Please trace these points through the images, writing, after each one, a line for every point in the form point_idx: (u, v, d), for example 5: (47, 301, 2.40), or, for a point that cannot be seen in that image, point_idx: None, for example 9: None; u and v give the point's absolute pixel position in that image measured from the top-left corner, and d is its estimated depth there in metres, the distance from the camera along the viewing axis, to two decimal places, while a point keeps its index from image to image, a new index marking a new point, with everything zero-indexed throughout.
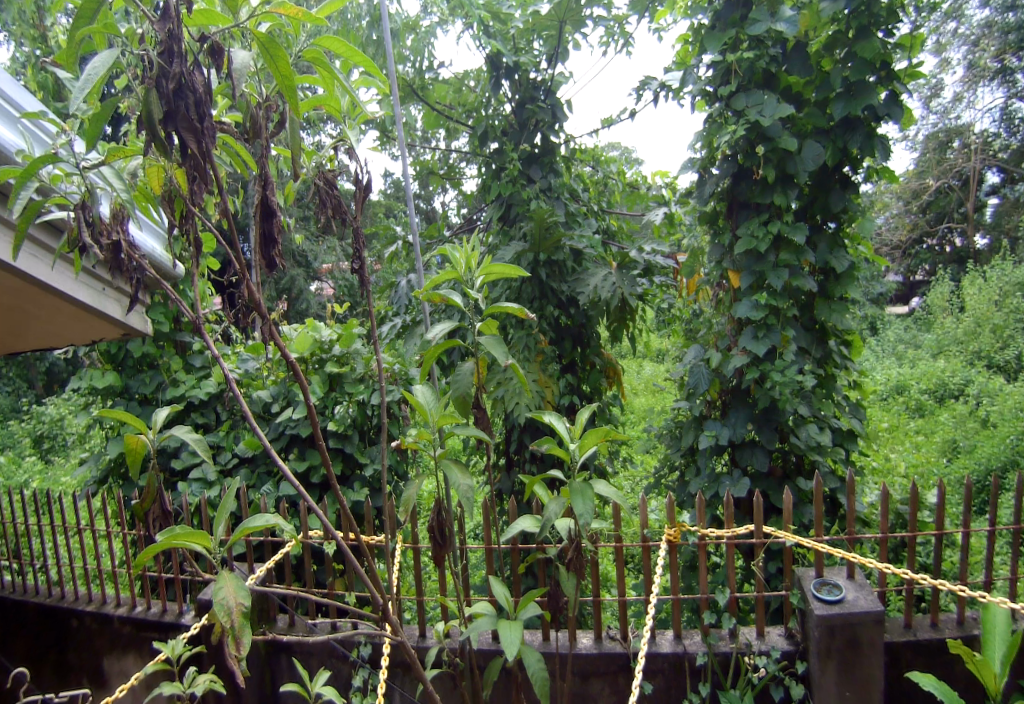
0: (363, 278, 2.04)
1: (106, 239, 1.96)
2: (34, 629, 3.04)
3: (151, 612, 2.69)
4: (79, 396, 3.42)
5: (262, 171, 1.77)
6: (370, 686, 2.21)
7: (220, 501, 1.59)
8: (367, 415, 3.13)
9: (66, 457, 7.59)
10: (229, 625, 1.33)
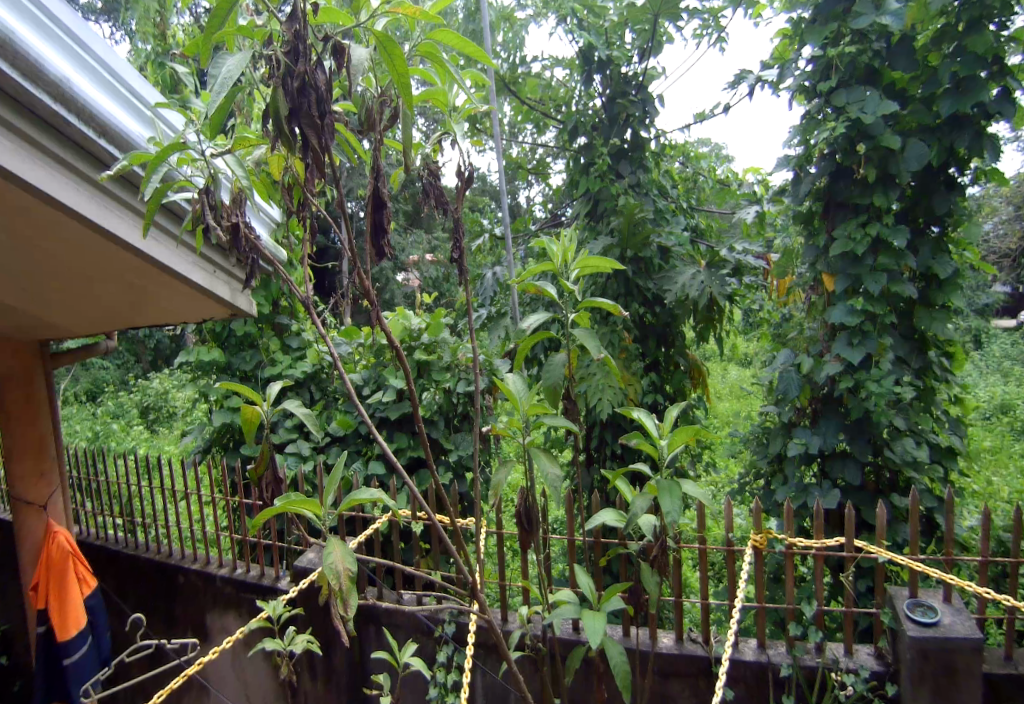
0: (461, 265, 2.10)
1: (227, 221, 2.10)
2: (146, 583, 3.28)
3: (250, 575, 2.86)
4: (188, 371, 3.66)
5: (374, 163, 1.84)
6: (455, 663, 2.26)
7: (330, 469, 1.72)
8: (454, 402, 3.19)
9: (170, 429, 8.10)
10: (339, 585, 1.42)
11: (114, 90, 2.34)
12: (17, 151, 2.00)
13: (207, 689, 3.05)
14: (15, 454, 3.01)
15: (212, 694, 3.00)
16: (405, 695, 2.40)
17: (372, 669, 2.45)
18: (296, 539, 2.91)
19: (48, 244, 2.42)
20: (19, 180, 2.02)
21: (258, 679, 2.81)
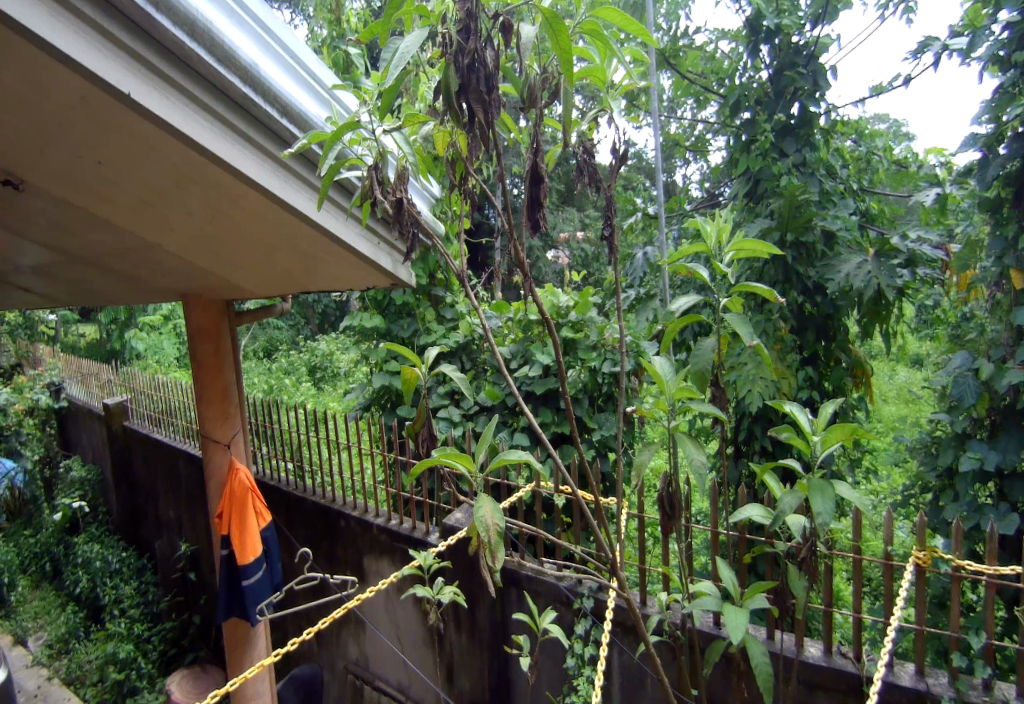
0: (612, 244, 2.07)
1: (392, 196, 2.05)
2: (314, 523, 3.63)
3: (403, 527, 3.07)
4: (353, 335, 3.96)
5: (535, 139, 1.83)
6: (592, 638, 2.29)
7: (482, 429, 1.78)
8: (599, 381, 3.19)
9: (335, 385, 8.73)
10: (488, 539, 1.49)
11: (298, 76, 2.23)
12: (211, 127, 1.92)
13: (362, 624, 3.35)
14: (204, 401, 2.97)
15: (367, 629, 3.28)
16: (543, 660, 2.49)
17: (512, 629, 2.56)
18: (445, 499, 3.08)
19: (233, 218, 2.26)
20: (211, 156, 1.95)
21: (407, 621, 3.04)
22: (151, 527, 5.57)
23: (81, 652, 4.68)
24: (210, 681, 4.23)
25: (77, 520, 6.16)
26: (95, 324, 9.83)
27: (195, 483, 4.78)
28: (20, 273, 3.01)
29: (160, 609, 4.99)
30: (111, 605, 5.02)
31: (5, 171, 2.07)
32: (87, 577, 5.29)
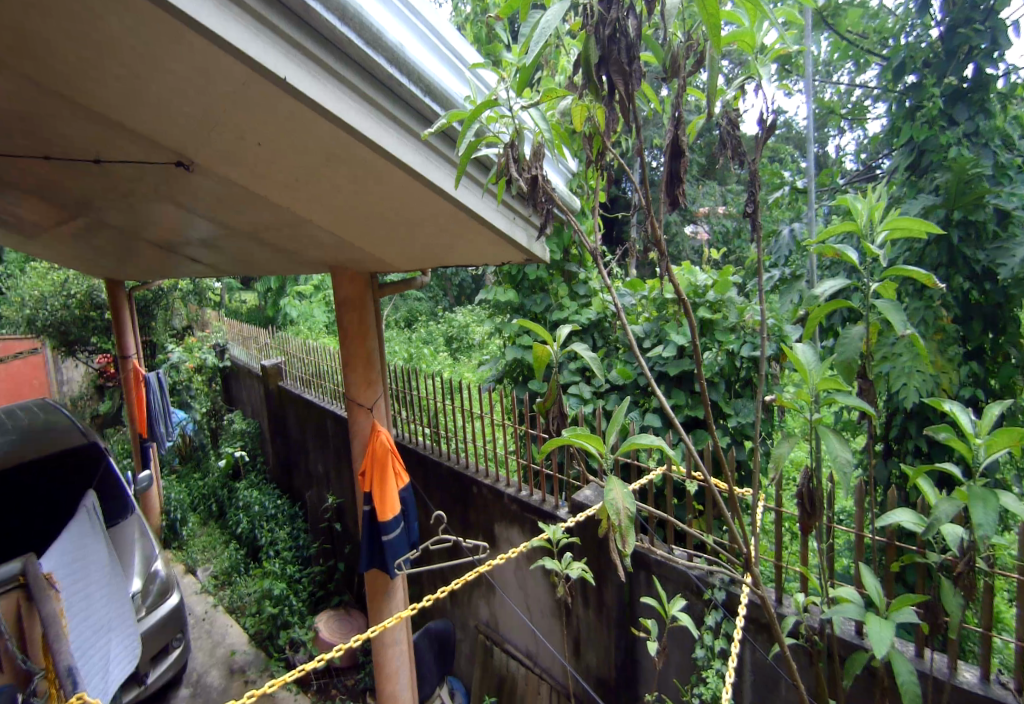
0: (756, 222, 1.95)
1: (528, 173, 2.00)
2: (449, 487, 3.81)
3: (534, 499, 3.16)
4: (488, 308, 4.05)
5: (676, 108, 1.67)
6: (723, 630, 2.24)
7: (615, 409, 1.74)
8: (738, 365, 3.08)
9: (470, 356, 8.54)
10: (619, 522, 1.47)
11: (440, 52, 2.20)
12: (360, 108, 1.92)
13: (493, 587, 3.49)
14: (351, 363, 3.15)
15: (498, 594, 3.42)
16: (673, 645, 2.47)
17: (641, 611, 2.56)
18: (575, 474, 3.12)
19: (381, 195, 2.25)
20: (360, 136, 1.95)
21: (536, 591, 3.13)
22: (301, 478, 6.08)
23: (241, 585, 5.14)
24: (352, 624, 4.60)
25: (239, 467, 6.86)
26: (254, 293, 10.79)
27: (340, 441, 5.15)
28: (193, 243, 3.27)
29: (309, 554, 5.46)
30: (267, 547, 5.52)
31: (177, 154, 2.14)
32: (247, 520, 5.87)
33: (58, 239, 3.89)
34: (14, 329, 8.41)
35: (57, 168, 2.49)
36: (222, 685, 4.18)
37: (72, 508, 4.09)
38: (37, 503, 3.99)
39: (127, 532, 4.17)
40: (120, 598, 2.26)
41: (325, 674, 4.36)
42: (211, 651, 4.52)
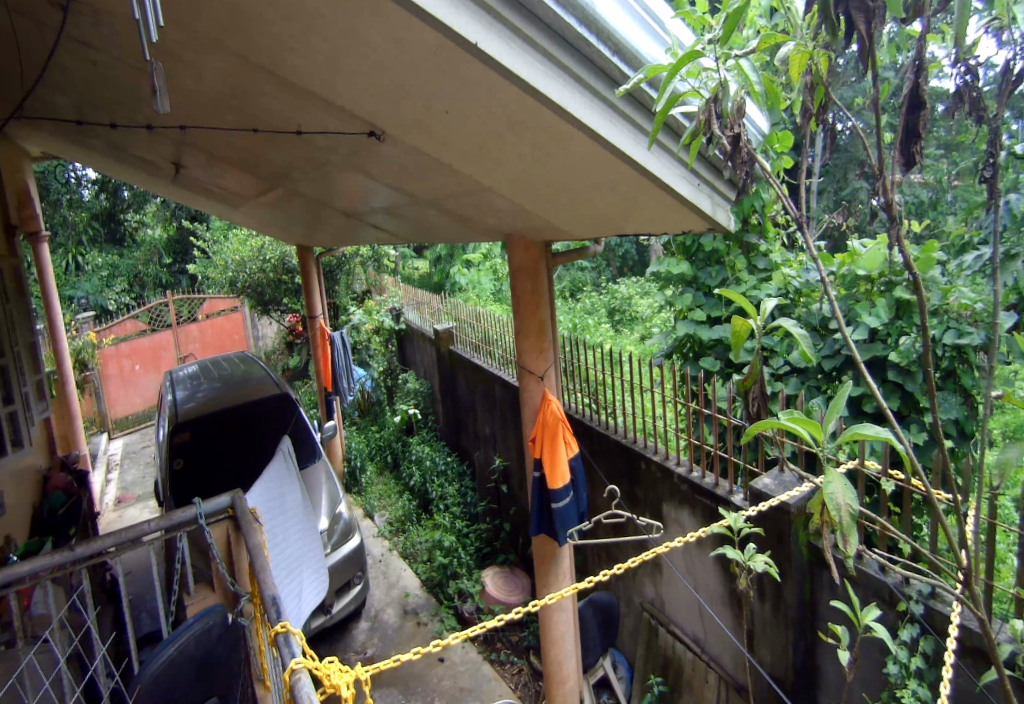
0: (995, 189, 1.67)
1: (731, 132, 1.84)
2: (614, 459, 3.80)
3: (707, 481, 3.09)
4: (657, 280, 3.94)
5: (921, 53, 1.45)
6: (922, 650, 2.07)
7: (833, 396, 1.63)
8: (941, 354, 2.73)
9: (638, 327, 8.30)
10: (839, 520, 1.45)
11: (632, 7, 2.08)
12: (546, 70, 1.88)
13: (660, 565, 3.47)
14: (524, 332, 3.21)
15: (661, 576, 3.41)
16: (864, 655, 2.34)
17: (827, 615, 2.47)
18: (752, 459, 2.99)
19: (561, 160, 2.22)
20: (544, 100, 1.92)
21: (708, 577, 3.06)
22: (470, 439, 6.38)
23: (415, 535, 5.44)
24: (518, 585, 4.80)
25: (412, 423, 7.34)
26: (424, 259, 11.36)
27: (508, 405, 5.31)
28: (376, 210, 3.46)
29: (477, 511, 5.73)
30: (438, 501, 5.83)
31: (370, 125, 2.21)
32: (420, 473, 6.27)
33: (259, 208, 4.30)
34: (221, 289, 9.61)
35: (264, 142, 2.70)
36: (397, 623, 4.54)
37: (272, 448, 4.63)
38: (236, 449, 4.56)
39: (314, 475, 4.62)
40: (309, 518, 2.41)
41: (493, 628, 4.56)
42: (389, 590, 4.93)
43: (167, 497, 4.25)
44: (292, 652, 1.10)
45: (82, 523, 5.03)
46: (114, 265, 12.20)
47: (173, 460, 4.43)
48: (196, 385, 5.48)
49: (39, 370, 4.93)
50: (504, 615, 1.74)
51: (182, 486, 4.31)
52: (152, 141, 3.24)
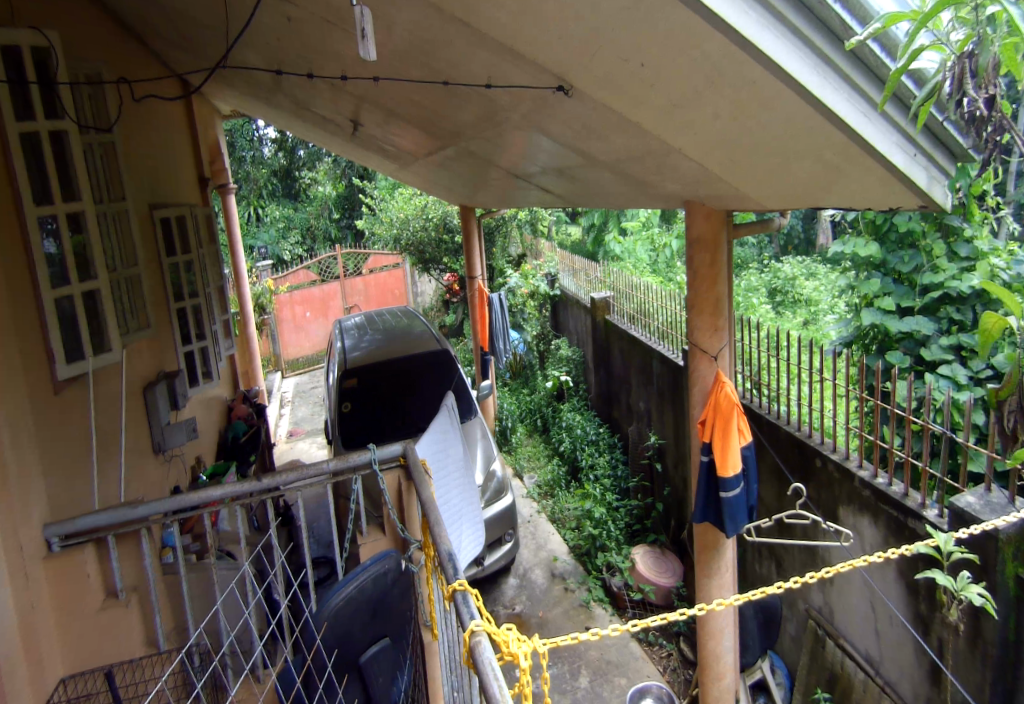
0: None
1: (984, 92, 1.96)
2: (786, 452, 3.57)
3: (896, 490, 2.79)
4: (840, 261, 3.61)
5: None
6: None
7: None
8: None
9: (801, 311, 7.71)
10: None
11: None
12: (760, 19, 1.75)
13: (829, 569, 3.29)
14: (699, 307, 3.08)
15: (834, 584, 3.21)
16: None
17: None
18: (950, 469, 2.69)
19: (759, 121, 2.05)
20: (753, 52, 1.77)
21: (891, 594, 2.83)
22: (622, 412, 6.33)
23: (565, 500, 5.67)
24: (670, 567, 4.67)
25: (563, 390, 7.43)
26: (578, 226, 11.29)
27: (664, 381, 5.18)
28: (546, 170, 3.43)
29: (629, 486, 5.65)
30: (588, 470, 5.96)
31: (559, 79, 2.15)
32: (570, 439, 6.39)
33: (429, 167, 4.44)
34: (385, 245, 10.23)
35: (446, 99, 2.73)
36: (546, 585, 4.73)
37: (431, 395, 4.90)
38: (396, 395, 4.87)
39: (471, 428, 4.83)
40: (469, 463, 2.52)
41: (641, 604, 4.60)
42: (537, 551, 5.14)
43: (335, 435, 4.67)
44: (471, 615, 1.03)
45: (259, 451, 5.61)
46: (289, 217, 13.23)
47: (341, 403, 4.83)
48: (359, 335, 5.90)
49: (225, 310, 5.53)
50: (674, 614, 1.59)
51: (348, 426, 4.70)
52: (339, 99, 3.41)
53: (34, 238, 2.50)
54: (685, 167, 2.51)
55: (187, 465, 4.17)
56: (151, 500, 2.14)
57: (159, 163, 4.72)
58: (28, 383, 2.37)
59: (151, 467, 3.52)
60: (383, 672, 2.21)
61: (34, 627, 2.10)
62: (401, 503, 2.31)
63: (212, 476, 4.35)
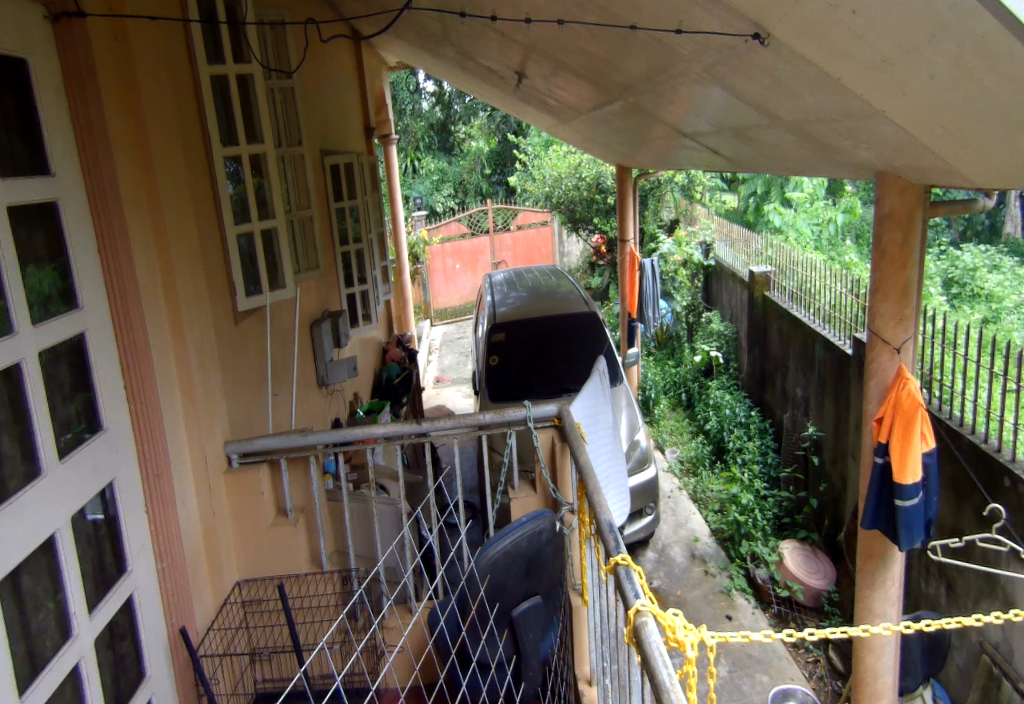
0: None
1: None
2: (969, 463, 3.20)
3: None
4: None
5: None
6: None
7: None
8: None
9: (989, 307, 6.83)
10: None
11: None
12: None
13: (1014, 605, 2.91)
14: (884, 293, 2.81)
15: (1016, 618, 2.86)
16: None
17: None
18: None
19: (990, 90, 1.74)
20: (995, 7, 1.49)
21: None
22: (776, 396, 6.01)
23: (710, 480, 5.64)
24: (821, 568, 4.41)
25: (712, 366, 7.22)
26: (735, 193, 10.68)
27: (828, 369, 4.86)
28: (717, 128, 3.20)
29: (780, 476, 5.35)
30: (736, 452, 5.76)
31: (755, 26, 1.94)
32: (718, 419, 6.20)
33: (589, 122, 4.33)
34: (536, 202, 10.34)
35: (623, 47, 2.59)
36: (685, 565, 4.77)
37: (576, 356, 4.95)
38: (540, 353, 4.98)
39: (618, 396, 4.91)
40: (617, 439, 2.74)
41: (788, 602, 4.40)
42: (676, 529, 5.20)
43: (483, 388, 4.88)
44: (635, 594, 1.07)
45: (412, 393, 6.07)
46: (444, 169, 13.73)
47: (490, 356, 5.01)
48: (508, 290, 6.05)
49: (384, 256, 5.86)
50: (851, 628, 1.45)
51: (496, 379, 4.88)
52: (507, 49, 3.36)
53: (221, 179, 2.73)
54: (891, 132, 2.22)
55: (346, 399, 4.71)
56: (319, 430, 2.45)
57: (331, 112, 4.99)
58: (214, 309, 2.63)
59: (313, 397, 3.84)
60: (533, 628, 2.25)
61: (216, 531, 2.43)
62: (555, 464, 2.52)
63: (367, 412, 4.72)
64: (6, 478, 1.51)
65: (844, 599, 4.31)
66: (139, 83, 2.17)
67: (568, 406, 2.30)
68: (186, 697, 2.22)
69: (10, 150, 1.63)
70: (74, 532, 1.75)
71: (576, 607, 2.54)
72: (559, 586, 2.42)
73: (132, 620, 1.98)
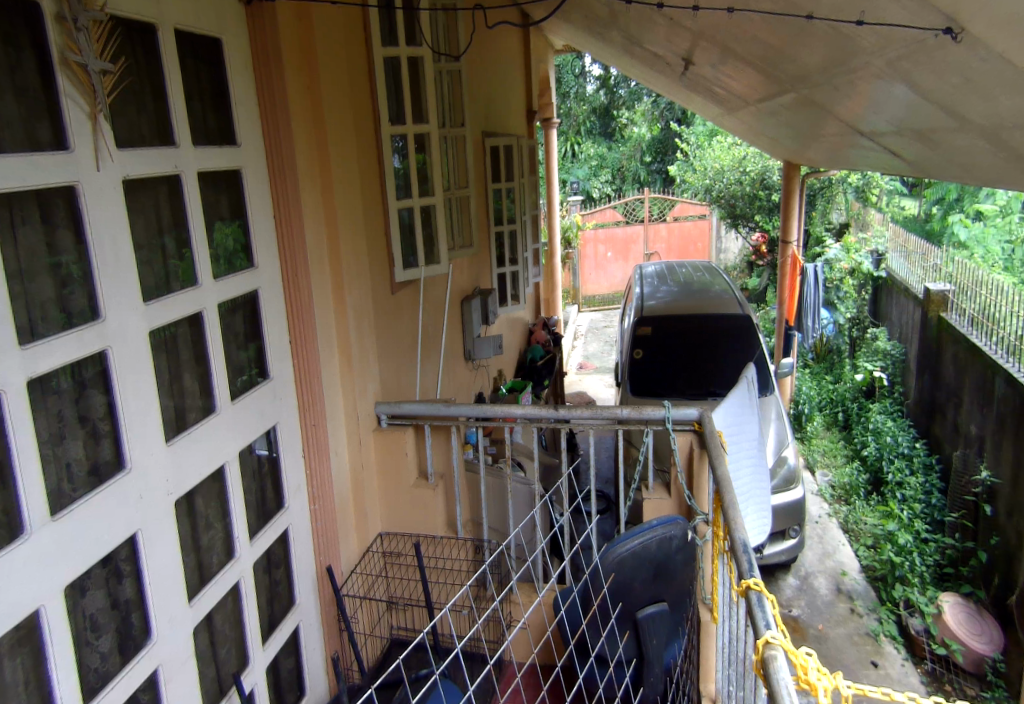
0: None
1: None
2: None
3: None
4: None
5: None
6: None
7: None
8: None
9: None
10: None
11: None
12: None
13: None
14: None
15: None
16: None
17: None
18: None
19: None
20: None
21: None
22: (947, 430, 5.38)
23: (864, 512, 5.16)
24: (987, 631, 3.95)
25: (875, 387, 6.62)
26: (918, 199, 9.60)
27: (1010, 407, 4.27)
28: (900, 129, 2.89)
29: (945, 520, 4.78)
30: (895, 487, 5.22)
31: (949, 20, 1.70)
32: (877, 446, 5.68)
33: (757, 113, 4.07)
34: (694, 194, 9.99)
35: (799, 37, 2.39)
36: (830, 599, 4.49)
37: (720, 359, 4.76)
38: (684, 351, 4.86)
39: (766, 406, 4.68)
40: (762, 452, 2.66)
41: (945, 661, 3.98)
42: (822, 558, 4.90)
43: (625, 380, 4.85)
44: (766, 624, 1.02)
45: (554, 377, 6.16)
46: (604, 155, 13.69)
47: (634, 349, 4.96)
48: (658, 283, 5.92)
49: (537, 239, 5.96)
50: None
51: (639, 372, 4.84)
52: (675, 36, 3.25)
53: (386, 154, 2.90)
54: None
55: (491, 375, 4.90)
56: (461, 403, 2.58)
57: (494, 95, 5.13)
58: (373, 277, 2.81)
59: (460, 369, 4.04)
60: (658, 635, 2.28)
61: (362, 485, 2.63)
62: (692, 470, 2.51)
63: (509, 390, 4.89)
64: (187, 411, 1.74)
65: (1012, 671, 3.81)
66: (318, 68, 2.35)
67: (711, 411, 2.28)
68: (330, 628, 2.44)
69: (204, 123, 1.84)
70: (241, 465, 1.97)
71: (706, 623, 2.51)
72: (688, 596, 2.43)
73: (285, 551, 2.21)
